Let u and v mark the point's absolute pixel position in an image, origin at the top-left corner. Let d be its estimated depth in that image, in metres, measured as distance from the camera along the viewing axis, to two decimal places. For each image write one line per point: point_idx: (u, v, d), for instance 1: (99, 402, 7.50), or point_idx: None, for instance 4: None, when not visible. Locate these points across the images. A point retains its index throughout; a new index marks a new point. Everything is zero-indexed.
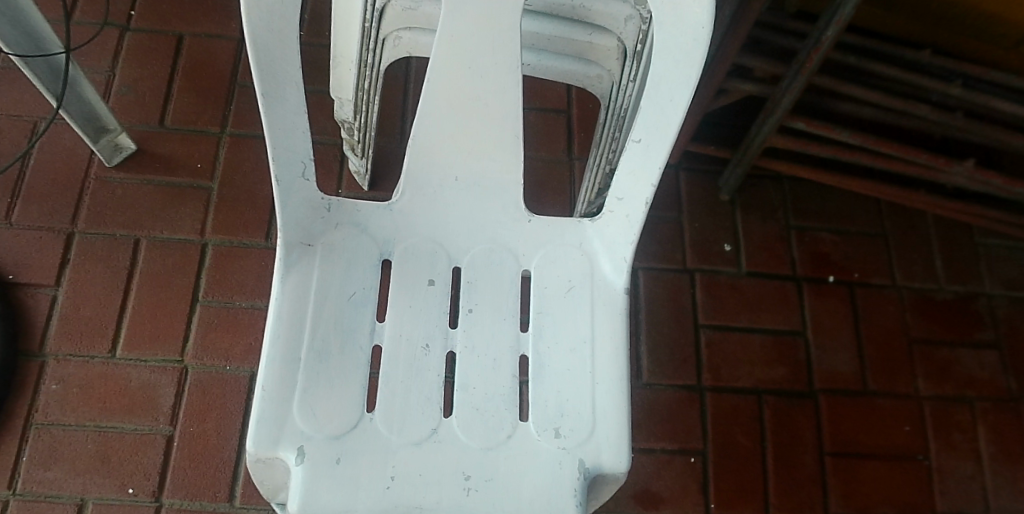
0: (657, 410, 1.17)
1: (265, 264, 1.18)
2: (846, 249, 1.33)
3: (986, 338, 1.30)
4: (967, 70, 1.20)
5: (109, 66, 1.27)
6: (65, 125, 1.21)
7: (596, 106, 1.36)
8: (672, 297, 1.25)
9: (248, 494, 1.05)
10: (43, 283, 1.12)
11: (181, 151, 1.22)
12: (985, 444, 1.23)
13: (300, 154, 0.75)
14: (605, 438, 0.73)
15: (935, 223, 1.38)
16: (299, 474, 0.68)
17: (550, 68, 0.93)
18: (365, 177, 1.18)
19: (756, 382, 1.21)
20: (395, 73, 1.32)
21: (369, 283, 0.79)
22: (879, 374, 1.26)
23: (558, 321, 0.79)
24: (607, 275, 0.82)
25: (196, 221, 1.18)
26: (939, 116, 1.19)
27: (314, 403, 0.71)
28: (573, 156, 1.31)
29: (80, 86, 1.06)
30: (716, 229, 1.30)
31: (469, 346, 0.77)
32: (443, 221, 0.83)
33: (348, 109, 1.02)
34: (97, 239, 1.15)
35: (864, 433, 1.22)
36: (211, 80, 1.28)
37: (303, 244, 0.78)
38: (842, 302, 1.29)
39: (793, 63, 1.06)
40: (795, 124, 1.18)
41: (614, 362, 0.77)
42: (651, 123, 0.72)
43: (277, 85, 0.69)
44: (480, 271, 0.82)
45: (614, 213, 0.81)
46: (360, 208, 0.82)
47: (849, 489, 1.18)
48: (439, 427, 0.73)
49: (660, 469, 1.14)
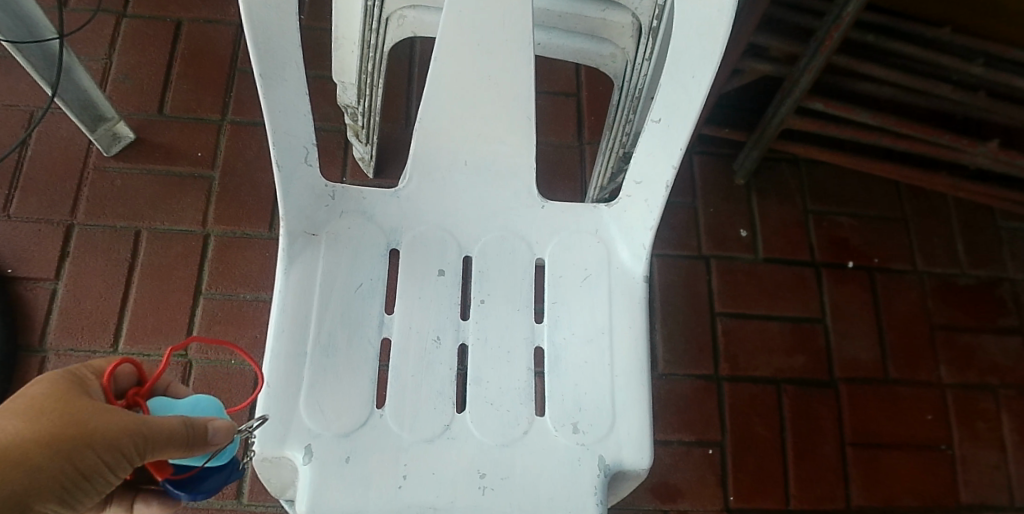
0: (673, 401, 1.14)
1: (269, 255, 1.15)
2: (865, 233, 1.29)
3: (1010, 324, 1.27)
4: (992, 49, 1.15)
5: (106, 53, 1.23)
6: (62, 115, 1.18)
7: (606, 87, 1.32)
8: (687, 285, 1.21)
9: (256, 491, 1.03)
10: (43, 277, 1.09)
11: (181, 140, 1.19)
12: (1010, 432, 1.20)
13: (302, 139, 0.71)
14: (625, 433, 0.70)
15: (956, 206, 1.33)
16: (306, 473, 0.65)
17: (562, 47, 0.89)
18: (370, 164, 1.14)
19: (774, 370, 1.18)
20: (399, 55, 1.28)
21: (377, 274, 0.75)
22: (900, 361, 1.22)
23: (574, 311, 0.76)
24: (624, 261, 0.79)
25: (198, 211, 1.15)
26: (961, 96, 1.14)
27: (321, 400, 0.68)
28: (584, 141, 1.28)
29: (77, 74, 1.03)
30: (732, 213, 1.27)
31: (482, 338, 0.74)
32: (453, 208, 0.80)
33: (352, 92, 0.97)
34: (96, 231, 1.12)
35: (885, 423, 1.18)
36: (211, 66, 1.25)
37: (307, 233, 0.75)
38: (862, 288, 1.25)
39: (812, 41, 1.02)
40: (813, 105, 1.14)
41: (634, 352, 0.74)
42: (671, 101, 0.69)
43: (276, 65, 0.66)
44: (492, 260, 0.78)
45: (633, 198, 0.78)
46: (366, 195, 0.78)
47: (871, 480, 1.14)
48: (451, 423, 0.69)
49: (678, 461, 1.11)
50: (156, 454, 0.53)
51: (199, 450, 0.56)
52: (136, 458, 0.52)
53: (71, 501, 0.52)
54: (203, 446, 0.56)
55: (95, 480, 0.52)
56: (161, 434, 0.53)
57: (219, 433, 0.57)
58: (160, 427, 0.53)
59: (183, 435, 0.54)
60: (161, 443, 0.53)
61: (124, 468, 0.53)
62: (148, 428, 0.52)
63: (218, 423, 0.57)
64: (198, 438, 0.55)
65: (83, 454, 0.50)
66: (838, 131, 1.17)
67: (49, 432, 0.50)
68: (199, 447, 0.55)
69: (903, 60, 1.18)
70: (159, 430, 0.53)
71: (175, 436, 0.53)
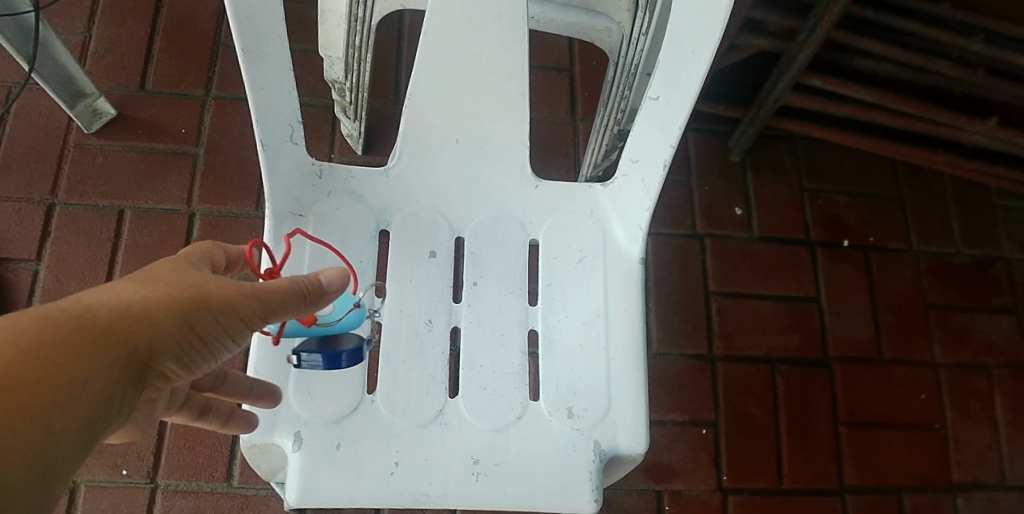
0: (668, 381, 1.13)
1: (256, 234, 1.12)
2: (861, 211, 1.28)
3: (1003, 304, 1.27)
4: (991, 25, 1.12)
5: (84, 27, 1.19)
6: (40, 91, 1.14)
7: (600, 62, 1.29)
8: (682, 264, 1.20)
9: (246, 473, 1.01)
10: (24, 258, 1.06)
11: (164, 116, 1.15)
12: (1001, 411, 1.21)
13: (287, 116, 0.69)
14: (621, 418, 0.69)
15: (953, 184, 1.32)
16: (296, 461, 0.63)
17: (556, 21, 0.86)
18: (358, 141, 1.11)
19: (769, 350, 1.17)
20: (387, 28, 1.24)
21: (367, 256, 0.73)
22: (895, 340, 1.22)
23: (569, 293, 0.74)
24: (620, 243, 0.77)
25: (183, 190, 1.12)
26: (960, 73, 1.12)
27: (311, 385, 0.66)
28: (577, 117, 1.25)
29: (54, 48, 0.99)
30: (727, 192, 1.25)
31: (475, 321, 0.72)
32: (445, 187, 0.77)
33: (339, 67, 0.93)
34: (78, 210, 1.09)
35: (879, 402, 1.18)
36: (193, 39, 1.21)
37: (294, 214, 0.72)
38: (857, 267, 1.25)
39: (812, 16, 0.99)
40: (811, 80, 1.11)
41: (630, 336, 0.72)
42: (670, 79, 0.67)
43: (258, 38, 0.62)
44: (485, 241, 0.76)
45: (629, 178, 0.76)
46: (354, 175, 0.76)
47: (864, 459, 1.15)
48: (444, 408, 0.68)
49: (672, 441, 1.10)
50: (270, 317, 0.52)
51: (314, 308, 0.55)
52: (253, 319, 0.51)
53: (196, 360, 0.51)
54: (318, 302, 0.55)
55: (218, 343, 0.51)
56: (277, 297, 0.52)
57: (333, 283, 0.56)
58: (274, 290, 0.52)
59: (298, 291, 0.53)
60: (278, 305, 0.52)
61: (248, 329, 0.52)
62: (262, 292, 0.51)
63: (329, 275, 0.56)
64: (309, 299, 0.54)
65: (204, 316, 0.49)
66: (836, 109, 1.15)
67: (169, 293, 0.48)
68: (313, 307, 0.55)
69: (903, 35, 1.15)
70: (274, 293, 0.52)
71: (290, 297, 0.53)
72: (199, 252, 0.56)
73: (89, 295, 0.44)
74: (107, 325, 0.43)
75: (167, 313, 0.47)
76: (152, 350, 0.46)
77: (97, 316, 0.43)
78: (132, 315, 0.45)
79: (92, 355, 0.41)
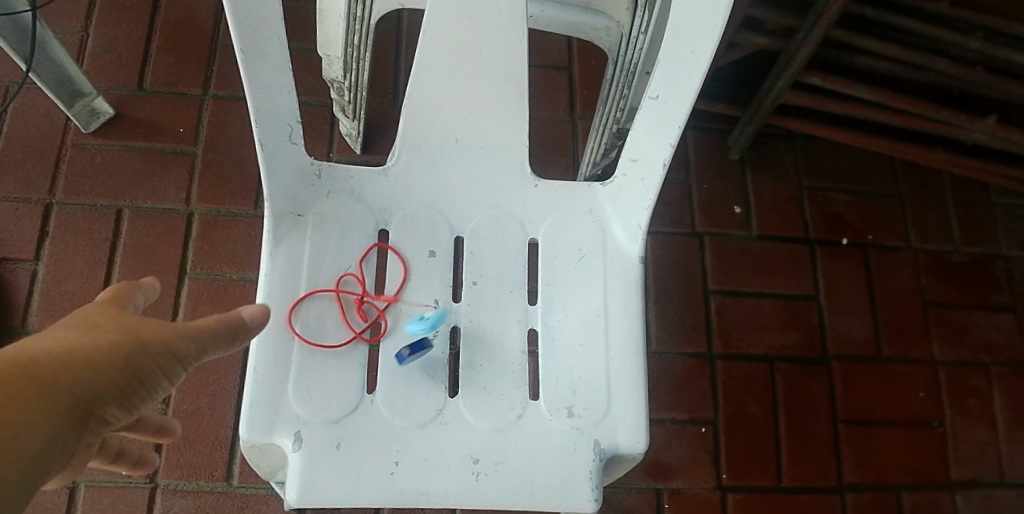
0: (667, 379, 1.13)
1: (255, 233, 1.12)
2: (859, 209, 1.28)
3: (1002, 301, 1.27)
4: (989, 23, 1.11)
5: (82, 26, 1.18)
6: (38, 91, 1.14)
7: (599, 61, 1.29)
8: (680, 262, 1.20)
9: (246, 473, 1.01)
10: (22, 258, 1.06)
11: (162, 116, 1.15)
12: (1000, 408, 1.21)
13: (286, 116, 0.69)
14: (621, 417, 0.69)
15: (951, 182, 1.32)
16: (296, 461, 0.63)
17: (555, 20, 0.86)
18: (357, 140, 1.11)
19: (768, 348, 1.17)
20: (386, 27, 1.24)
21: (366, 256, 0.73)
22: (894, 338, 1.22)
23: (568, 292, 0.74)
24: (620, 242, 0.77)
25: (181, 190, 1.12)
26: (958, 71, 1.12)
27: (310, 385, 0.66)
28: (576, 115, 1.25)
29: (52, 47, 0.98)
30: (726, 190, 1.25)
31: (474, 321, 0.72)
32: (444, 187, 0.77)
33: (337, 66, 0.93)
34: (76, 210, 1.09)
35: (878, 400, 1.18)
36: (191, 38, 1.20)
37: (293, 214, 0.72)
38: (856, 265, 1.25)
39: (811, 14, 0.99)
40: (810, 78, 1.11)
41: (629, 335, 0.72)
42: (670, 77, 0.66)
43: (257, 37, 0.62)
44: (484, 241, 0.76)
45: (629, 176, 0.76)
46: (353, 174, 0.76)
47: (863, 456, 1.15)
48: (444, 408, 0.68)
49: (671, 439, 1.11)
50: (203, 355, 0.53)
51: (241, 342, 0.56)
52: (190, 359, 0.52)
53: (130, 407, 0.49)
54: (245, 336, 0.56)
55: (151, 386, 0.50)
56: (210, 334, 0.53)
57: (255, 319, 0.57)
58: (207, 328, 0.53)
59: (227, 328, 0.54)
60: (211, 343, 0.53)
61: (180, 369, 0.52)
62: (195, 332, 0.52)
63: (253, 311, 0.57)
64: (239, 333, 0.56)
65: (140, 360, 0.48)
66: (834, 107, 1.15)
67: (101, 338, 0.47)
68: (242, 340, 0.56)
69: (901, 33, 1.15)
70: (207, 332, 0.53)
71: (219, 335, 0.53)
72: (123, 291, 0.54)
73: (21, 343, 0.42)
74: (49, 373, 0.41)
75: (105, 359, 0.46)
76: (92, 394, 0.45)
77: (38, 362, 0.41)
78: (71, 360, 0.44)
79: (38, 402, 0.40)
